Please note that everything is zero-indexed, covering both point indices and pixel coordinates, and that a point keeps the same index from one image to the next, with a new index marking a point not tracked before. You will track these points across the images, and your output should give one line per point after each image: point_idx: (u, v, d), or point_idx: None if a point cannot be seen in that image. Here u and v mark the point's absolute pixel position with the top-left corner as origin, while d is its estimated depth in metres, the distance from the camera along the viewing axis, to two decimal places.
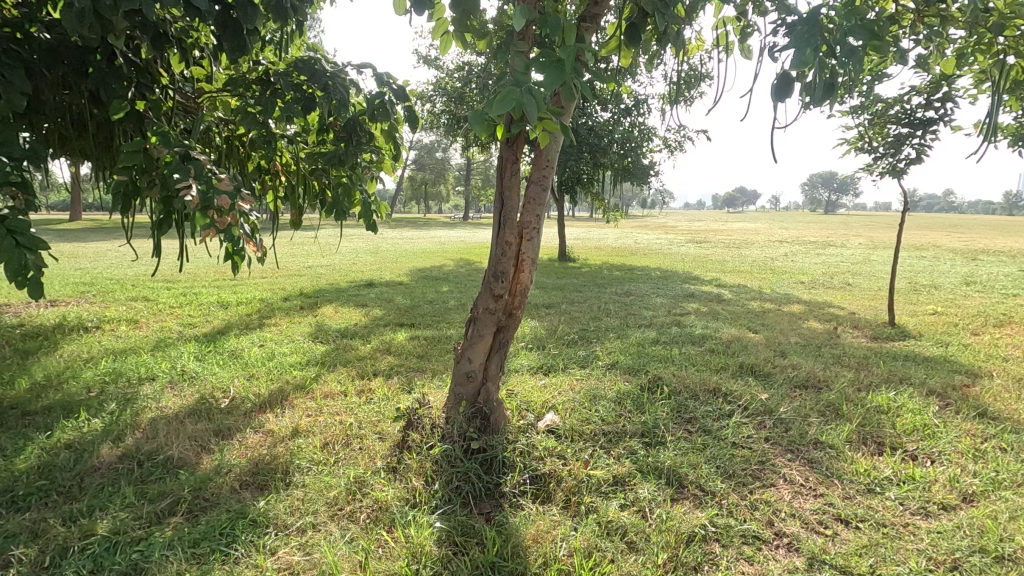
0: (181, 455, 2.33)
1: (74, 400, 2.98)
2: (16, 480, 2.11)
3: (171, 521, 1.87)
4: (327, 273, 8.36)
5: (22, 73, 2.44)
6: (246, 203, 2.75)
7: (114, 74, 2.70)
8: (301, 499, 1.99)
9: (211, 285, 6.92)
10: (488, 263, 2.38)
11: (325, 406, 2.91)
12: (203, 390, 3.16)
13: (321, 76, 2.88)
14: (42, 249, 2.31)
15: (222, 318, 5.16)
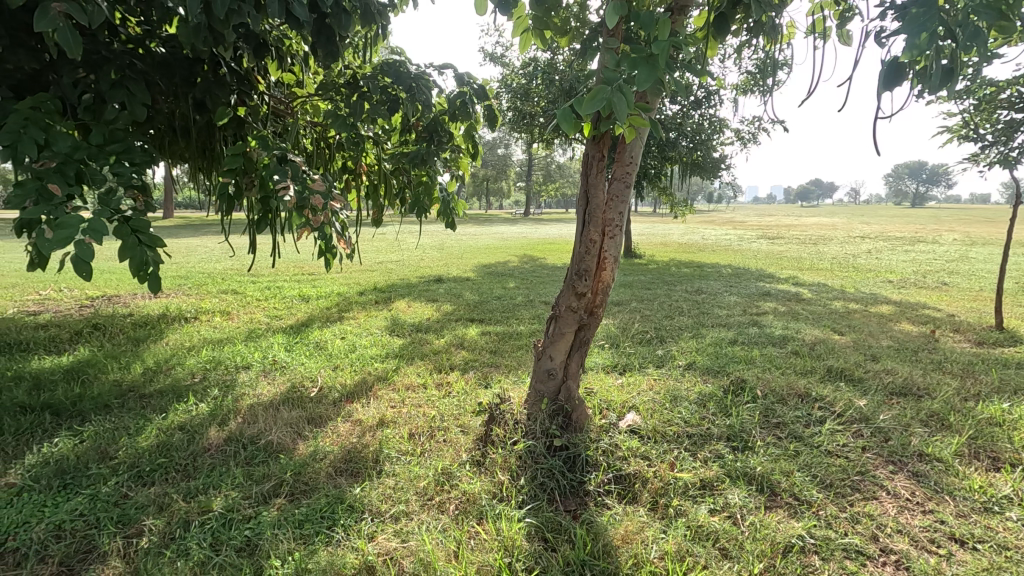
0: (280, 440, 2.48)
1: (182, 385, 3.24)
2: (141, 457, 2.32)
3: (277, 502, 1.99)
4: (398, 269, 8.64)
5: (143, 85, 2.67)
6: (337, 203, 2.88)
7: (218, 83, 2.90)
8: (393, 488, 2.07)
9: (292, 279, 7.30)
10: (570, 261, 2.38)
11: (407, 398, 3.03)
12: (294, 379, 3.36)
13: (406, 79, 2.96)
14: (161, 246, 2.48)
15: (305, 311, 5.45)
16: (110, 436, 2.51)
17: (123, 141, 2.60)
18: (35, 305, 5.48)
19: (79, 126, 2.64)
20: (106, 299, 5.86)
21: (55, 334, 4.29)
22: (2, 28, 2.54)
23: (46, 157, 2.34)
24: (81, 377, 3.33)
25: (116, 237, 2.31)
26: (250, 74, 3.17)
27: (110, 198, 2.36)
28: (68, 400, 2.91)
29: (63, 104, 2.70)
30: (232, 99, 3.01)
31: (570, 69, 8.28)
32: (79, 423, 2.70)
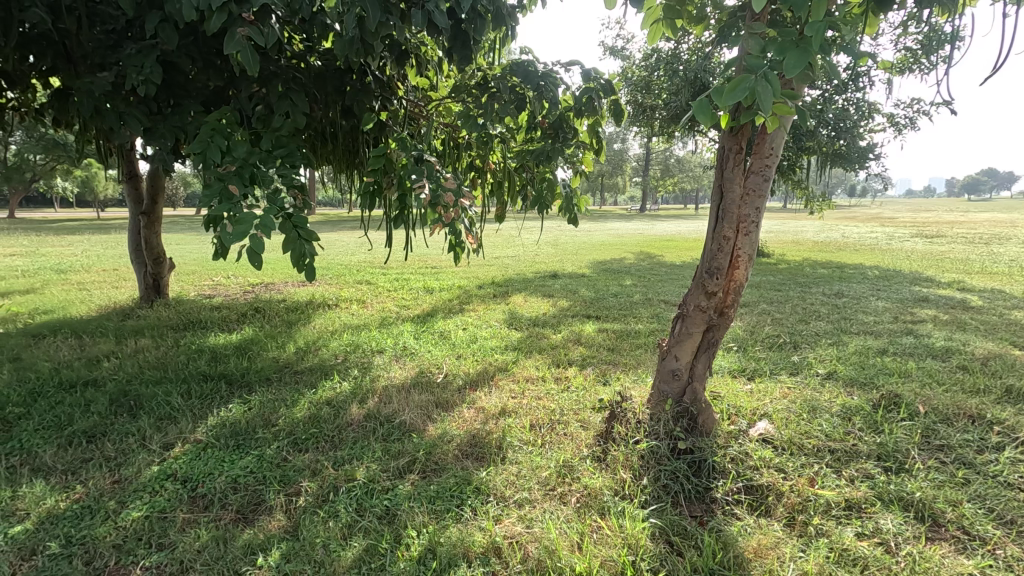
0: (412, 421, 2.67)
1: (327, 365, 3.60)
2: (297, 426, 2.63)
3: (411, 477, 2.15)
4: (514, 264, 8.85)
5: (303, 96, 2.99)
6: (466, 200, 3.02)
7: (364, 91, 3.17)
8: (516, 475, 2.14)
9: (417, 272, 7.76)
10: (700, 258, 2.29)
11: (526, 390, 3.10)
12: (422, 365, 3.59)
13: (535, 78, 3.01)
14: (316, 239, 2.76)
15: (430, 302, 5.78)
16: (271, 406, 2.87)
17: (286, 145, 2.93)
18: (210, 290, 6.39)
19: (252, 134, 3.03)
20: (263, 286, 6.66)
21: (226, 315, 4.98)
22: (198, 53, 2.99)
23: (228, 161, 2.74)
24: (248, 352, 3.84)
25: (280, 231, 2.61)
26: (392, 81, 3.43)
27: (275, 196, 2.67)
28: (238, 372, 3.37)
29: (241, 116, 3.12)
30: (375, 105, 3.28)
31: (695, 58, 7.89)
32: (248, 392, 3.12)
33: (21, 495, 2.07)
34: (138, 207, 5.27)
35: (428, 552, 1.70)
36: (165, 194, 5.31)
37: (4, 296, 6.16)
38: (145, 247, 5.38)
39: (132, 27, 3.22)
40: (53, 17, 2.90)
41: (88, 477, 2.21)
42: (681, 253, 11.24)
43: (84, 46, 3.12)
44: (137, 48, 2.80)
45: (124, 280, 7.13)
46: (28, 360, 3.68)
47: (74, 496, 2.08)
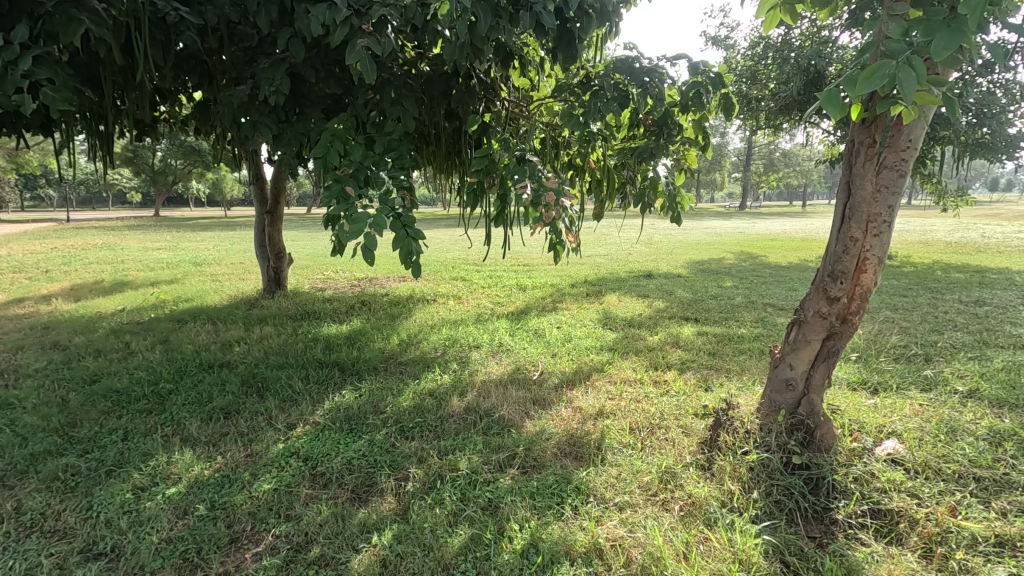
0: (510, 416, 2.72)
1: (428, 357, 3.76)
2: (403, 414, 2.77)
3: (511, 471, 2.20)
4: (607, 263, 8.74)
5: (413, 100, 3.13)
6: (567, 199, 3.02)
7: (469, 93, 3.27)
8: (616, 477, 2.12)
9: (510, 270, 7.89)
10: (821, 261, 2.13)
11: (624, 391, 3.06)
12: (519, 362, 3.65)
13: (640, 75, 2.96)
14: (423, 238, 2.88)
15: (523, 299, 5.85)
16: (379, 394, 3.05)
17: (396, 148, 3.09)
18: (321, 283, 6.90)
19: (366, 138, 3.22)
20: (368, 281, 7.08)
21: (336, 307, 5.35)
22: (321, 64, 3.22)
23: (346, 164, 2.94)
24: (356, 342, 4.11)
25: (391, 230, 2.76)
26: (495, 83, 3.51)
27: (387, 197, 2.82)
28: (349, 360, 3.62)
29: (357, 121, 3.33)
30: (478, 107, 3.36)
31: (810, 44, 7.30)
32: (357, 379, 3.34)
33: (173, 461, 2.35)
34: (263, 207, 5.79)
35: (531, 547, 1.73)
36: (286, 194, 5.79)
37: (154, 285, 7.03)
38: (268, 243, 5.91)
39: (265, 43, 3.53)
40: (202, 38, 3.25)
41: (226, 450, 2.47)
42: (787, 253, 10.52)
43: (225, 63, 3.48)
44: (269, 62, 3.07)
45: (249, 273, 7.87)
46: (175, 342, 4.18)
47: (216, 465, 2.33)
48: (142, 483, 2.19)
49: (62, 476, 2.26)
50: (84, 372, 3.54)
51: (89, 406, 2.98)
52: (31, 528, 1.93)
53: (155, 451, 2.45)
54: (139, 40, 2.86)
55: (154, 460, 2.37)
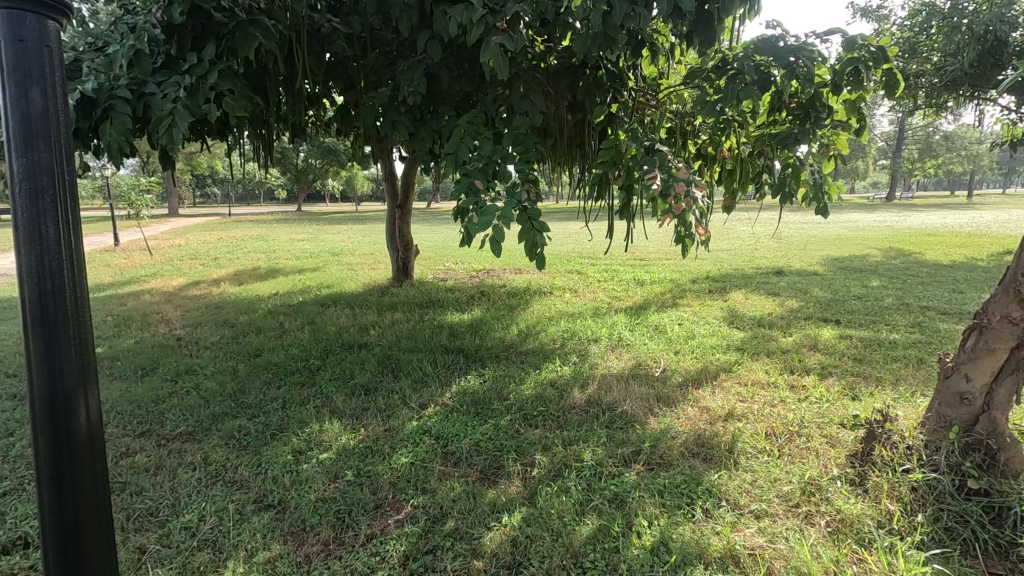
0: (633, 411, 2.68)
1: (547, 348, 3.81)
2: (527, 402, 2.84)
3: (637, 467, 2.16)
4: (731, 258, 8.24)
5: (541, 94, 3.16)
6: (699, 189, 2.88)
7: (596, 84, 3.23)
8: (752, 484, 2.01)
9: (626, 264, 7.73)
10: (1015, 257, 1.83)
11: (756, 394, 2.88)
12: (639, 357, 3.57)
13: (784, 54, 2.71)
14: (547, 230, 2.92)
15: (641, 294, 5.71)
16: (502, 381, 3.15)
17: (523, 142, 3.15)
18: (443, 274, 7.25)
19: (495, 133, 3.31)
20: (486, 272, 7.31)
21: (458, 296, 5.60)
22: (455, 63, 3.37)
23: (476, 159, 3.06)
24: (479, 330, 4.27)
25: (517, 222, 2.82)
26: (623, 72, 3.44)
27: (513, 189, 2.89)
28: (473, 347, 3.78)
29: (487, 117, 3.44)
30: (606, 98, 3.31)
31: (990, 7, 6.27)
32: (481, 366, 3.48)
33: (324, 430, 2.61)
34: (394, 202, 6.21)
35: (661, 545, 1.70)
36: (415, 189, 6.16)
37: (301, 272, 7.84)
38: (398, 235, 6.32)
39: (403, 47, 3.76)
40: (350, 46, 3.54)
41: (368, 423, 2.70)
42: (949, 251, 9.19)
43: (368, 67, 3.76)
44: (408, 64, 3.26)
45: (379, 263, 8.49)
46: (320, 324, 4.64)
47: (360, 436, 2.56)
48: (300, 447, 2.46)
49: (236, 435, 2.61)
50: (249, 347, 4.05)
51: (255, 377, 3.41)
52: (216, 476, 2.25)
53: (308, 419, 2.74)
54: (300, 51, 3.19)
55: (309, 427, 2.65)
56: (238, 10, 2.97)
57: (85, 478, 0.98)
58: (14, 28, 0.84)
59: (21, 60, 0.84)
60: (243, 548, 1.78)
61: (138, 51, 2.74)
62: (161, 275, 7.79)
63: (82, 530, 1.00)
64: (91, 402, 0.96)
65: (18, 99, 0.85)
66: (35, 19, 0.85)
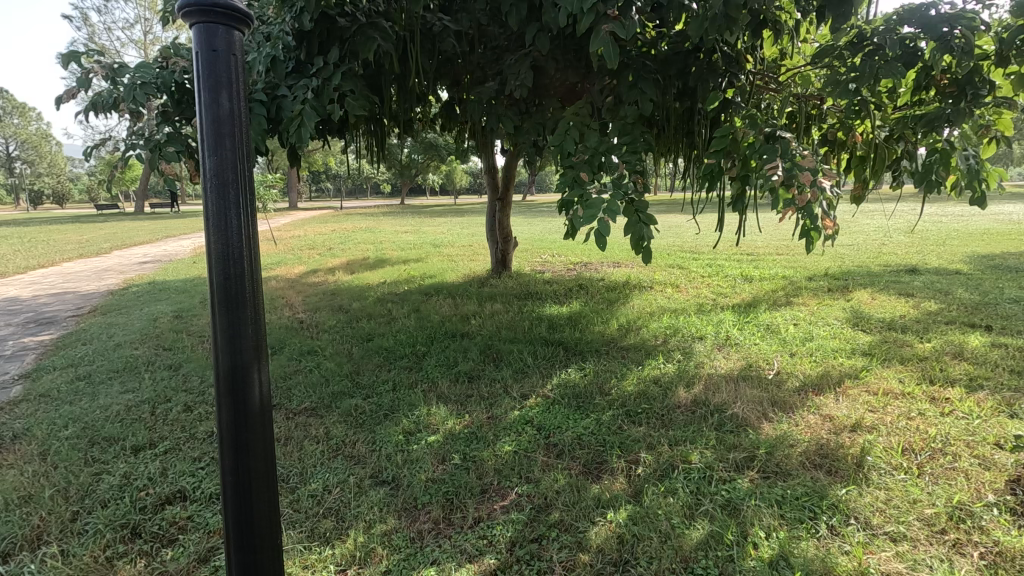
0: (745, 415, 2.53)
1: (649, 345, 3.71)
2: (629, 399, 2.78)
3: (750, 474, 2.04)
4: (853, 254, 7.51)
5: (651, 83, 3.05)
6: (828, 179, 2.64)
7: (710, 69, 3.07)
8: (886, 503, 1.82)
9: (732, 259, 7.30)
10: None
11: (888, 404, 2.61)
12: (750, 358, 3.37)
13: (936, 25, 2.41)
14: (655, 223, 2.83)
15: (750, 291, 5.37)
16: (604, 376, 3.12)
17: (630, 133, 3.05)
18: (541, 266, 7.29)
19: (601, 123, 3.25)
20: (583, 265, 7.25)
21: (556, 289, 5.60)
22: (561, 55, 3.35)
23: (581, 151, 3.02)
24: (578, 324, 4.24)
25: (624, 215, 2.76)
26: (741, 55, 3.23)
27: (620, 181, 2.81)
28: (573, 341, 3.76)
29: (593, 108, 3.39)
30: (721, 82, 3.13)
31: None
32: (581, 359, 3.46)
33: (432, 414, 2.73)
34: (495, 195, 6.33)
35: (780, 559, 1.59)
36: (515, 182, 6.24)
37: (406, 262, 8.24)
38: (497, 227, 6.43)
39: (510, 41, 3.79)
40: (459, 44, 3.63)
41: (473, 410, 2.78)
42: None
43: (476, 63, 3.84)
44: (516, 58, 3.29)
45: (477, 254, 8.70)
46: (425, 312, 4.85)
47: (465, 422, 2.65)
48: (410, 428, 2.59)
49: (353, 413, 2.81)
50: (362, 332, 4.32)
51: (368, 359, 3.64)
52: (336, 450, 2.43)
53: (417, 402, 2.87)
54: (414, 50, 3.32)
55: (418, 410, 2.78)
56: (359, 14, 3.15)
57: (260, 466, 0.93)
58: (210, 41, 0.82)
59: (213, 68, 0.83)
60: (362, 519, 1.90)
61: (274, 58, 3.00)
62: (284, 263, 8.54)
63: (256, 524, 0.94)
64: (265, 381, 0.91)
65: (210, 104, 0.83)
66: (227, 31, 0.83)
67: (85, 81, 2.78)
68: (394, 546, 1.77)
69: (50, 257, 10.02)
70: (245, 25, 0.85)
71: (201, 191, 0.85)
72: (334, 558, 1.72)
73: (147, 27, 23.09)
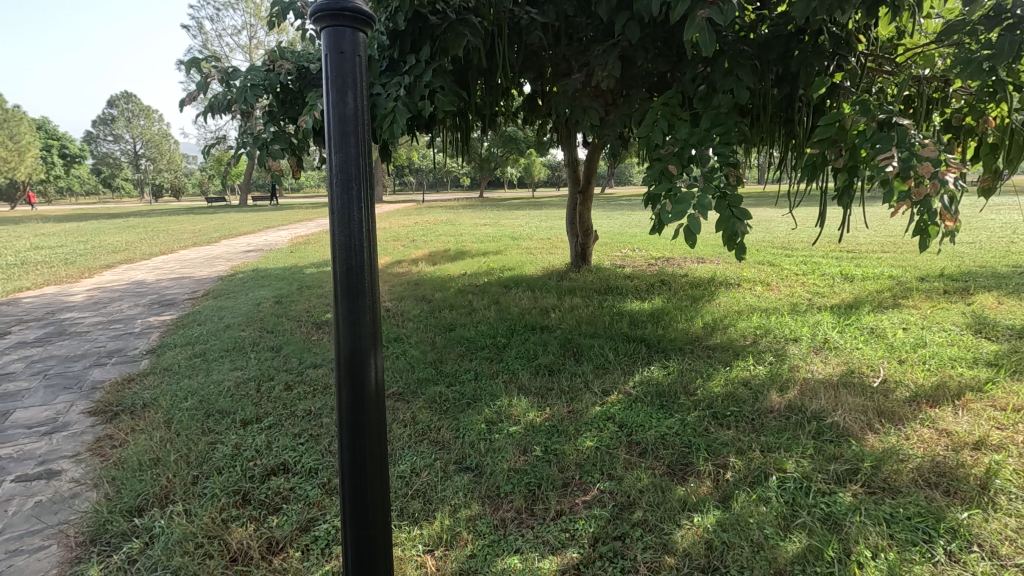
0: (846, 424, 2.36)
1: (737, 345, 3.54)
2: (717, 400, 2.67)
3: (853, 488, 1.91)
4: (974, 254, 6.75)
5: (749, 69, 2.89)
6: (953, 170, 2.39)
7: (816, 52, 2.85)
8: (1017, 533, 1.64)
9: (830, 257, 6.80)
10: None
11: (1018, 422, 2.33)
12: (851, 363, 3.13)
13: None
14: (749, 218, 2.69)
15: (851, 291, 4.98)
16: (689, 375, 3.02)
17: (724, 122, 2.88)
18: (621, 261, 7.15)
19: (692, 113, 3.12)
20: (665, 260, 7.04)
21: (637, 284, 5.48)
22: (651, 44, 3.24)
23: (670, 143, 2.91)
24: (660, 321, 4.13)
25: (715, 210, 2.64)
26: (852, 35, 2.98)
27: (712, 174, 2.70)
28: (655, 338, 3.67)
29: (684, 97, 3.26)
30: (827, 66, 2.91)
31: None
32: (665, 357, 3.37)
33: (513, 405, 2.77)
34: (576, 187, 6.29)
35: None
36: (597, 175, 6.16)
37: (485, 254, 8.37)
38: (578, 220, 6.37)
39: (598, 32, 3.73)
40: (546, 36, 3.62)
41: (554, 403, 2.79)
42: None
43: (562, 55, 3.81)
44: (604, 49, 3.23)
45: (555, 248, 8.68)
46: (505, 304, 4.91)
47: (546, 414, 2.66)
48: (492, 418, 2.64)
49: (438, 400, 2.90)
50: (444, 321, 4.45)
51: (451, 349, 3.75)
52: (422, 434, 2.53)
53: (498, 393, 2.92)
54: (501, 44, 3.35)
55: (499, 400, 2.83)
56: (449, 11, 3.22)
57: (374, 446, 0.96)
58: (338, 45, 0.87)
59: (340, 69, 0.87)
60: (448, 503, 1.97)
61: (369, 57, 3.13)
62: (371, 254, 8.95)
63: (370, 503, 0.97)
64: (380, 365, 0.95)
65: (337, 105, 0.88)
66: (353, 33, 0.87)
67: (204, 85, 3.06)
68: (478, 531, 1.82)
69: (170, 246, 11.11)
70: (368, 25, 0.89)
71: (328, 184, 0.90)
72: (423, 538, 1.79)
73: (252, 32, 24.84)
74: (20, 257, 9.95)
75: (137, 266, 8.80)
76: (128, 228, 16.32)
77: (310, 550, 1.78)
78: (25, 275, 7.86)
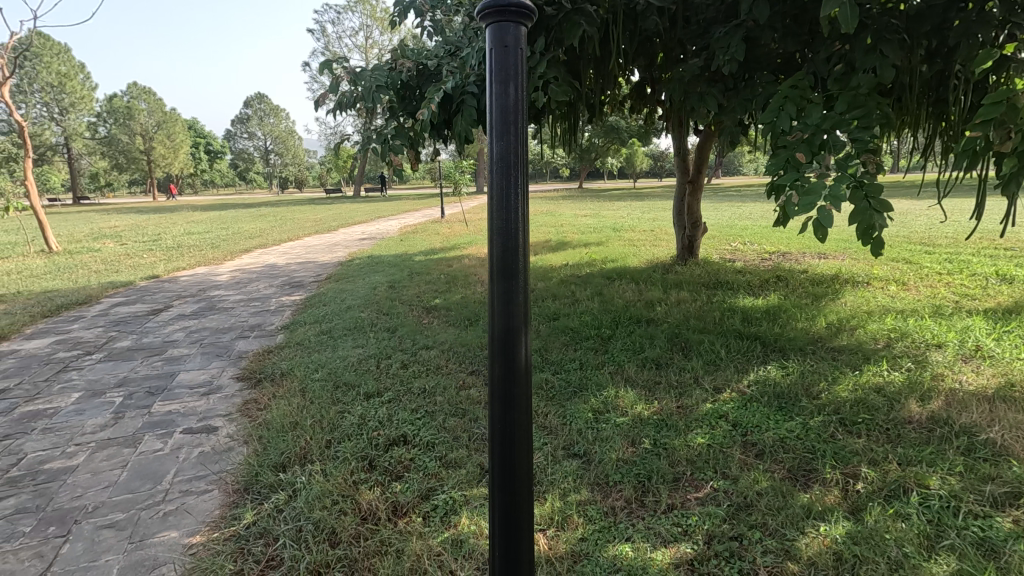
0: (1005, 443, 2.09)
1: (867, 347, 3.25)
2: (844, 406, 2.48)
3: (1015, 514, 1.69)
4: None
5: (896, 44, 2.61)
6: None
7: (981, 21, 2.52)
8: None
9: (982, 254, 5.99)
10: None
11: None
12: (1011, 375, 2.75)
13: None
14: (889, 210, 2.45)
15: (1011, 294, 4.36)
16: (812, 377, 2.82)
17: (864, 105, 2.63)
18: (731, 254, 6.79)
19: (825, 96, 2.88)
20: (781, 255, 6.58)
21: (750, 280, 5.18)
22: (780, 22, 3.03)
23: (798, 128, 2.70)
24: (778, 319, 3.88)
25: (849, 201, 2.44)
26: None
27: (847, 161, 2.49)
28: (772, 336, 3.46)
29: (816, 79, 3.02)
30: (996, 36, 2.56)
31: None
32: (783, 357, 3.17)
33: (620, 396, 2.75)
34: (686, 177, 6.05)
35: None
36: (709, 163, 5.88)
37: (587, 245, 8.32)
38: (686, 211, 6.14)
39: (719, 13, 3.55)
40: (662, 20, 3.51)
41: (662, 397, 2.73)
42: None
43: (679, 39, 3.67)
44: (726, 30, 3.07)
45: (660, 240, 8.42)
46: (609, 296, 4.87)
47: (655, 408, 2.62)
48: (598, 407, 2.65)
49: (544, 386, 2.96)
50: (548, 311, 4.50)
51: (555, 337, 3.79)
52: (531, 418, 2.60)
53: (605, 383, 2.92)
54: (616, 31, 3.30)
55: (606, 391, 2.83)
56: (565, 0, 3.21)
57: (522, 419, 1.00)
58: (502, 38, 0.92)
59: (503, 62, 0.92)
60: (557, 486, 2.01)
61: None
62: (475, 243, 9.23)
63: (516, 473, 1.01)
64: (530, 343, 0.99)
65: (500, 96, 0.93)
66: (517, 27, 0.91)
67: (335, 86, 3.33)
68: (589, 516, 1.85)
69: (297, 233, 12.21)
70: (529, 19, 0.93)
71: (488, 172, 0.95)
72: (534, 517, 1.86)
73: (370, 32, 26.39)
74: (176, 241, 11.40)
75: (269, 250, 9.75)
76: (261, 217, 18.09)
77: (430, 517, 1.91)
78: (182, 257, 9.01)
